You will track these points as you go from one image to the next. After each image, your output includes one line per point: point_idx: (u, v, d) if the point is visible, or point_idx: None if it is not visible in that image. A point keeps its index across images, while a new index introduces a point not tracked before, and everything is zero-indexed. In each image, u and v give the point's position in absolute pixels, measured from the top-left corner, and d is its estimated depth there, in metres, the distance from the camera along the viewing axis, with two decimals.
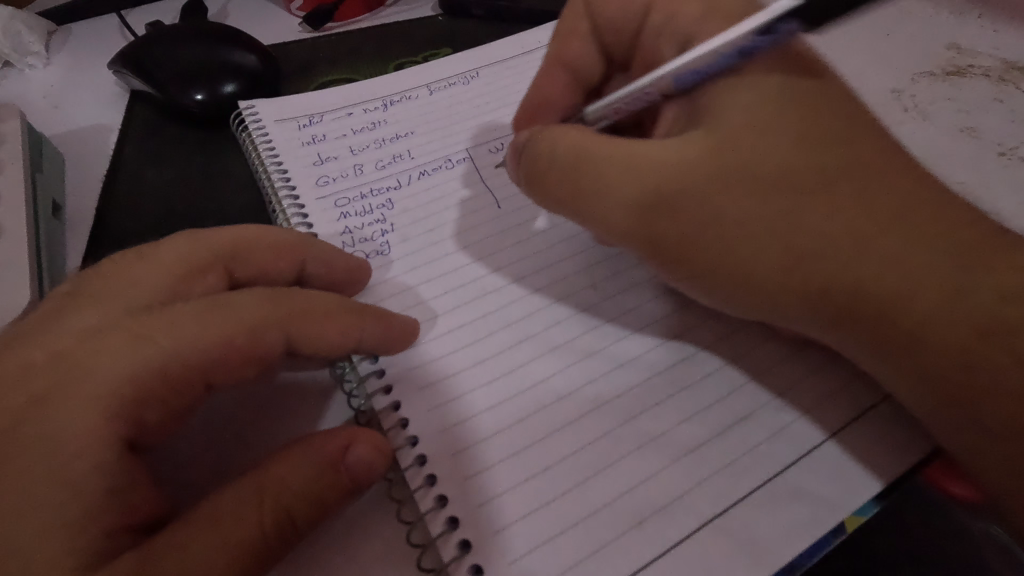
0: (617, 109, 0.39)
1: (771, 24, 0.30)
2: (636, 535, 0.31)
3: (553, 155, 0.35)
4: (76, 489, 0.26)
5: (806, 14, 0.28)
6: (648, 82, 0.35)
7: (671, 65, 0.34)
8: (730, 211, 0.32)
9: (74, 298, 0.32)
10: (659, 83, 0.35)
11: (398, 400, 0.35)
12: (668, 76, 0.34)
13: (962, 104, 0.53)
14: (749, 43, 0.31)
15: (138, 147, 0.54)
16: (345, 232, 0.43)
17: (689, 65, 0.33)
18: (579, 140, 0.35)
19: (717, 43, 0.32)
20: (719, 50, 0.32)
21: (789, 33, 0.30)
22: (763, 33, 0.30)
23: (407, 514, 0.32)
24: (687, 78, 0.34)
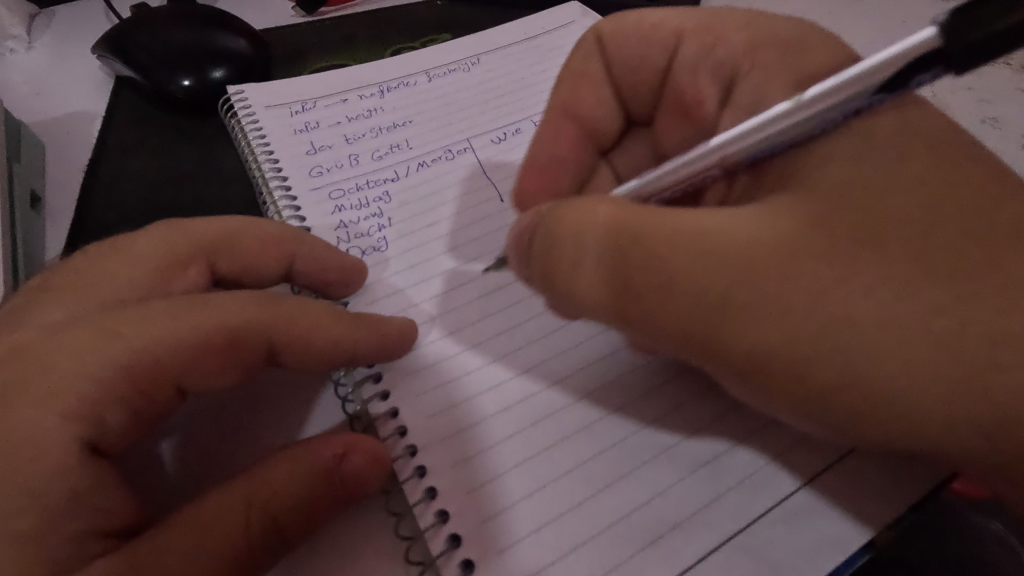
0: (664, 191, 0.32)
1: (901, 77, 0.24)
2: (653, 552, 0.29)
3: (585, 235, 0.27)
4: (42, 501, 0.24)
5: (949, 59, 0.23)
6: (712, 157, 0.30)
7: (744, 136, 0.28)
8: (820, 310, 0.25)
9: (41, 291, 0.30)
10: (725, 152, 0.29)
11: (397, 406, 0.32)
12: (743, 151, 0.29)
13: (983, 94, 0.51)
14: (867, 101, 0.26)
15: (122, 135, 0.51)
16: (339, 226, 0.41)
17: (763, 133, 0.28)
18: (616, 211, 0.27)
19: (830, 99, 0.26)
20: (828, 108, 0.27)
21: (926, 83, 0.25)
22: (885, 90, 0.25)
23: (406, 529, 0.30)
24: (765, 149, 0.29)
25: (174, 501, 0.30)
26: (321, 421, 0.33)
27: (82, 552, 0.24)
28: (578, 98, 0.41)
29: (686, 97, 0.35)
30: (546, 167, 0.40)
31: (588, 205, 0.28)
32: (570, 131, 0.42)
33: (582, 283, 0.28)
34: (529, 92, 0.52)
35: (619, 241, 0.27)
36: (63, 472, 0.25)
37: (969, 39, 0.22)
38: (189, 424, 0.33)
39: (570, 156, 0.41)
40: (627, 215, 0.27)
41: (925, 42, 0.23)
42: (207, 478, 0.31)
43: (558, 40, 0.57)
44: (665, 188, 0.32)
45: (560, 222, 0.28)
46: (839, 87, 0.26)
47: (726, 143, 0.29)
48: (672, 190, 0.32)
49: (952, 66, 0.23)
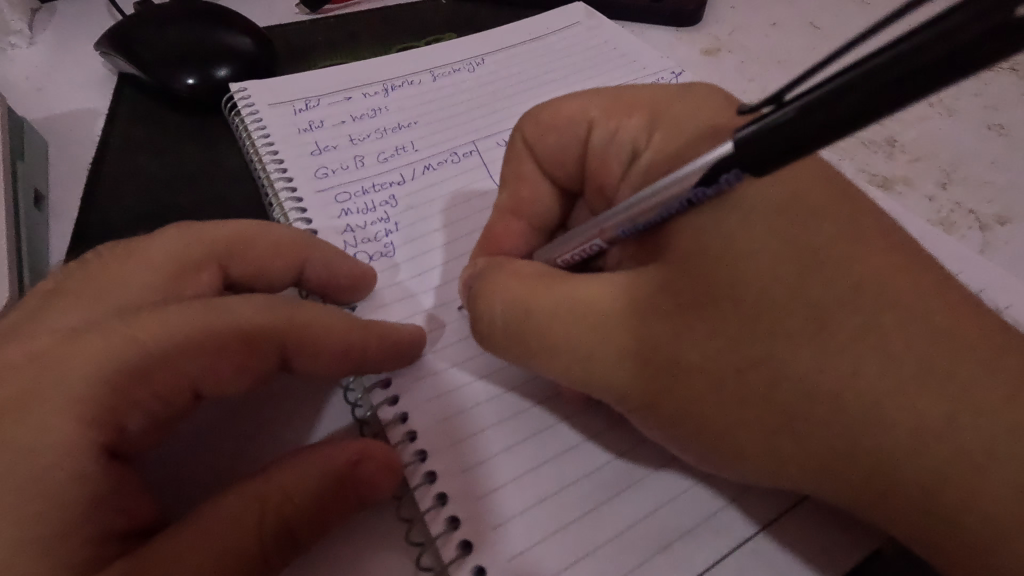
0: (568, 258, 0.33)
1: (710, 174, 0.24)
2: (664, 558, 0.29)
3: (507, 302, 0.30)
4: (59, 506, 0.24)
5: (745, 162, 0.22)
6: (594, 230, 0.30)
7: (614, 214, 0.28)
8: None
9: (54, 295, 0.30)
10: (603, 229, 0.29)
11: (405, 412, 0.32)
12: (614, 225, 0.29)
13: (990, 100, 0.51)
14: (691, 193, 0.25)
15: (126, 133, 0.51)
16: (346, 229, 0.41)
17: (630, 215, 0.28)
18: (529, 287, 0.29)
19: (654, 191, 0.26)
20: (660, 199, 0.26)
21: (733, 181, 0.24)
22: (705, 184, 0.24)
23: (416, 535, 0.30)
24: (633, 228, 0.28)
25: (186, 505, 0.30)
26: (330, 426, 0.33)
27: (99, 555, 0.24)
28: (538, 134, 0.35)
29: (621, 151, 0.32)
30: (512, 202, 0.37)
31: (507, 274, 0.31)
32: (533, 175, 0.37)
33: (511, 338, 0.30)
34: (534, 94, 0.52)
35: (527, 309, 0.29)
36: (80, 477, 0.25)
37: (761, 148, 0.21)
38: (199, 428, 0.33)
39: (533, 196, 0.37)
40: (551, 285, 0.29)
41: (722, 153, 0.23)
42: (219, 483, 0.31)
43: (564, 41, 0.57)
44: (567, 253, 0.32)
45: (488, 287, 0.31)
46: (668, 186, 0.25)
47: (603, 221, 0.29)
48: (578, 257, 0.32)
49: (746, 167, 0.22)
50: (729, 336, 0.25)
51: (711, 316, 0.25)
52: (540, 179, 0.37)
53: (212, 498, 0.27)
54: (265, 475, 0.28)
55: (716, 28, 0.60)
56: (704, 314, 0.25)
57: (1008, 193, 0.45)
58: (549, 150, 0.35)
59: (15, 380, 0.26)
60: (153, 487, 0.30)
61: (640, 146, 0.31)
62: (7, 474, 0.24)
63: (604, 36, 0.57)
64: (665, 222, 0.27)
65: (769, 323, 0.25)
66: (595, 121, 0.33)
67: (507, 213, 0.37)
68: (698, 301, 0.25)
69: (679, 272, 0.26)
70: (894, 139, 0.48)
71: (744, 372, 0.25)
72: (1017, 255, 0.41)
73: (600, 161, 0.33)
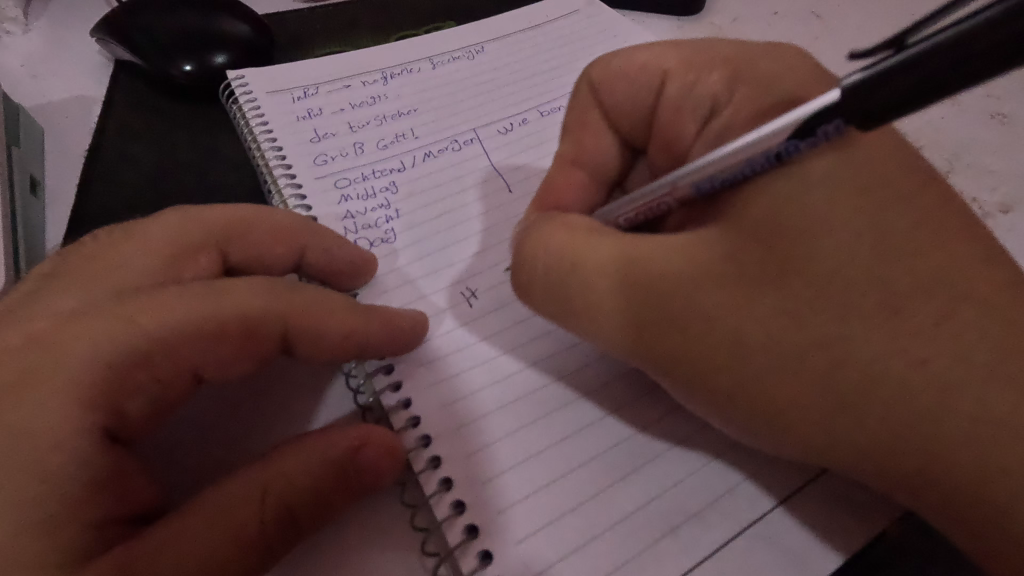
0: (629, 217, 0.32)
1: (810, 125, 0.24)
2: (671, 542, 0.29)
3: (552, 261, 0.30)
4: (58, 490, 0.24)
5: (852, 113, 0.23)
6: (665, 186, 0.29)
7: (692, 169, 0.27)
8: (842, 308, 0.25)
9: (52, 278, 0.29)
10: (674, 188, 0.29)
11: (409, 398, 0.32)
12: (690, 181, 0.28)
13: (993, 89, 0.51)
14: (783, 146, 0.25)
15: (121, 119, 0.50)
16: (346, 216, 0.41)
17: (710, 170, 0.27)
18: (577, 240, 0.29)
19: (745, 142, 0.25)
20: (746, 154, 0.25)
21: (832, 134, 0.24)
22: (801, 136, 0.24)
23: (421, 520, 0.30)
24: (709, 186, 0.27)
25: (188, 490, 0.30)
26: (332, 412, 0.33)
27: (99, 540, 0.24)
28: (607, 79, 0.35)
29: (699, 105, 0.32)
30: (573, 152, 0.37)
31: (562, 225, 0.30)
32: (596, 127, 0.37)
33: (556, 301, 0.30)
34: (535, 82, 0.51)
35: (571, 269, 0.29)
36: (80, 461, 0.24)
37: (875, 97, 0.22)
38: (201, 414, 0.32)
39: (594, 147, 0.37)
40: (597, 238, 0.29)
41: (827, 103, 0.23)
42: (222, 468, 0.31)
43: (564, 29, 0.56)
44: (631, 212, 0.32)
45: (536, 239, 0.31)
46: (757, 139, 0.25)
47: (677, 177, 0.28)
48: (641, 215, 0.32)
49: (852, 119, 0.23)
50: (784, 317, 0.25)
51: None
52: (604, 132, 0.37)
53: (215, 483, 0.27)
54: (267, 460, 0.27)
55: (718, 17, 0.60)
56: (757, 293, 0.25)
57: (1010, 181, 0.45)
58: (618, 98, 0.35)
59: (12, 364, 0.25)
60: (154, 473, 0.30)
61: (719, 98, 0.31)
62: (6, 458, 0.23)
63: (605, 24, 0.57)
64: (747, 180, 0.26)
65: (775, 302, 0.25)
66: (670, 73, 0.33)
67: (567, 162, 0.37)
68: (755, 285, 0.26)
69: (738, 250, 0.26)
70: (897, 128, 0.48)
71: (801, 347, 0.25)
72: (1019, 243, 0.41)
73: (673, 115, 0.33)
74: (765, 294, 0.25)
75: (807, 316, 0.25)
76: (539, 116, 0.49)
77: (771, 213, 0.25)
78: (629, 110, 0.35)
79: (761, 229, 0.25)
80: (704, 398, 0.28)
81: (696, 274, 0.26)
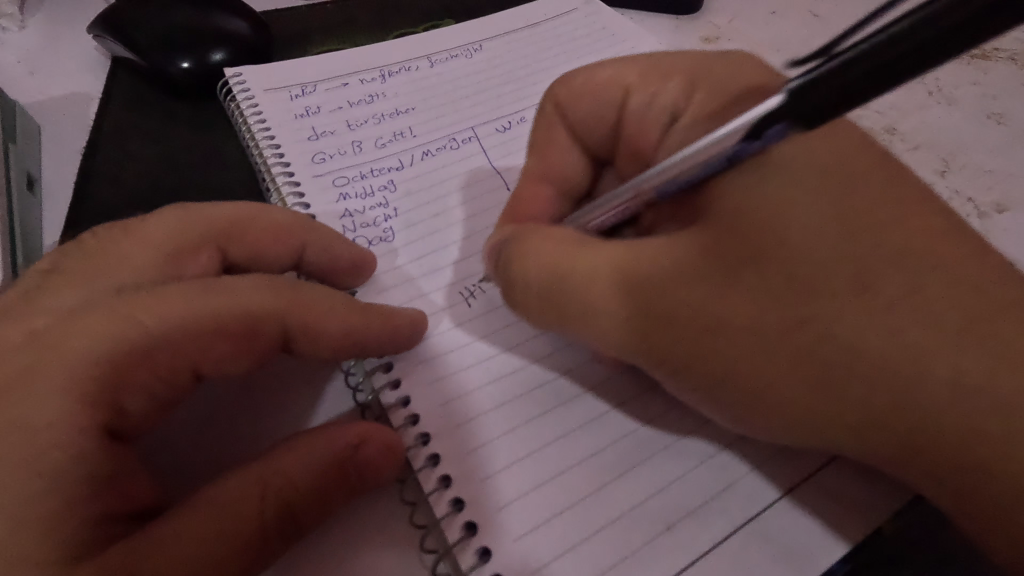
0: (601, 221, 0.33)
1: (756, 127, 0.24)
2: (670, 539, 0.29)
3: (536, 269, 0.30)
4: (59, 486, 0.24)
5: (791, 116, 0.23)
6: (629, 192, 0.30)
7: (653, 174, 0.28)
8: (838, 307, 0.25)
9: (51, 276, 0.30)
10: (639, 190, 0.29)
11: (408, 396, 0.32)
12: (653, 185, 0.28)
13: (988, 89, 0.51)
14: (735, 148, 0.25)
15: (118, 116, 0.50)
16: (345, 214, 0.41)
17: (669, 174, 0.27)
18: (561, 254, 0.30)
19: (697, 145, 0.26)
20: (703, 157, 0.26)
21: (778, 137, 0.24)
22: (750, 138, 0.25)
23: (420, 518, 0.30)
24: (673, 188, 0.28)
25: (187, 487, 0.30)
26: (331, 410, 0.33)
27: (99, 536, 0.24)
28: (571, 98, 0.36)
29: (659, 117, 0.33)
30: (540, 166, 0.37)
31: (543, 237, 0.31)
32: (561, 142, 0.37)
33: (546, 304, 0.30)
34: (534, 80, 0.51)
35: (558, 288, 0.29)
36: (80, 457, 0.24)
37: (814, 97, 0.22)
38: (200, 411, 0.32)
39: (560, 161, 0.37)
40: (582, 249, 0.29)
41: (771, 107, 0.23)
42: (221, 464, 0.31)
43: (563, 27, 0.56)
44: (602, 216, 0.32)
45: (521, 253, 0.31)
46: (712, 142, 0.25)
47: (640, 182, 0.29)
48: (612, 218, 0.32)
49: (795, 121, 0.23)
50: (759, 304, 0.26)
51: None
52: (567, 146, 0.37)
53: (214, 480, 0.27)
54: (267, 457, 0.27)
55: (716, 16, 0.60)
56: (749, 292, 0.26)
57: (1005, 181, 0.45)
58: (582, 113, 0.36)
59: (12, 360, 0.26)
60: (153, 470, 0.30)
61: (679, 108, 0.32)
62: (6, 454, 0.24)
63: (603, 23, 0.57)
64: (705, 181, 0.27)
65: None
66: (632, 87, 0.34)
67: (535, 177, 0.37)
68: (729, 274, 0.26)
69: (713, 242, 0.26)
70: (893, 128, 0.48)
71: (789, 344, 0.26)
72: (1014, 243, 0.41)
73: (639, 127, 0.34)
74: (737, 281, 0.26)
75: (778, 305, 0.26)
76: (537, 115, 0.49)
77: (740, 209, 0.26)
78: (597, 122, 0.36)
79: (727, 225, 0.26)
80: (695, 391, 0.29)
81: (676, 268, 0.27)
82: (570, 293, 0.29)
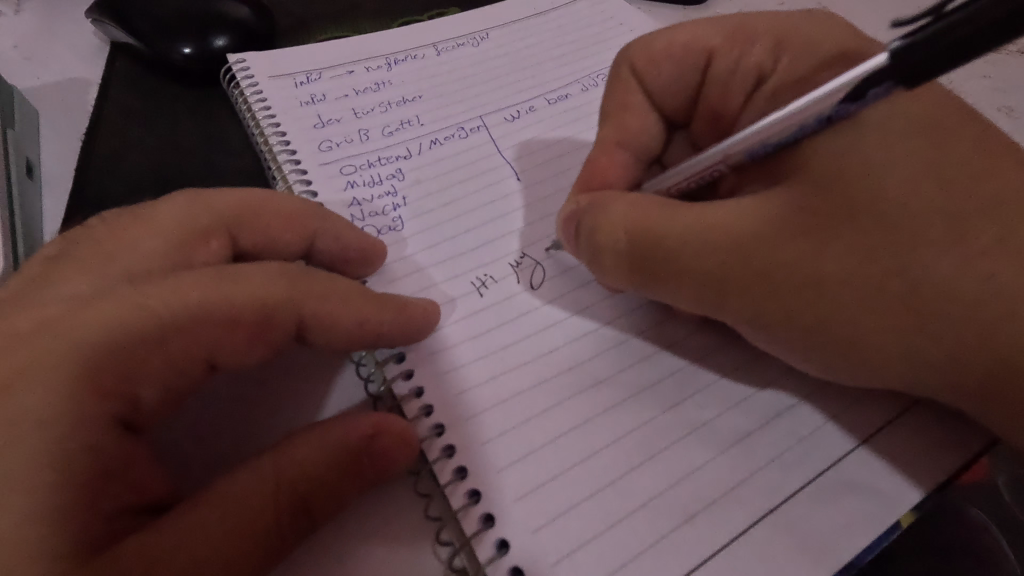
0: (683, 185, 0.34)
1: (859, 88, 0.25)
2: (690, 529, 0.29)
3: (627, 226, 0.31)
4: (70, 477, 0.23)
5: (903, 76, 0.24)
6: (717, 155, 0.31)
7: (742, 137, 0.29)
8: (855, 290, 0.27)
9: (60, 264, 0.29)
10: (726, 154, 0.31)
11: (421, 387, 0.32)
12: (742, 148, 0.30)
13: (998, 82, 0.51)
14: (834, 110, 0.26)
15: (118, 102, 0.49)
16: (353, 203, 0.40)
17: (760, 136, 0.29)
18: (640, 212, 0.31)
19: (790, 110, 0.27)
20: (797, 119, 0.27)
21: (881, 96, 0.25)
22: (851, 100, 0.26)
23: (435, 510, 0.30)
24: (761, 150, 0.29)
25: (199, 477, 0.29)
26: (342, 401, 0.33)
27: (111, 528, 0.24)
28: (649, 61, 0.38)
29: (746, 79, 0.35)
30: (617, 133, 0.38)
31: (620, 198, 0.32)
32: (638, 108, 0.39)
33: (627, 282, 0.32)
34: (542, 70, 0.51)
35: (651, 240, 0.30)
36: (91, 448, 0.24)
37: (923, 54, 0.23)
38: (210, 401, 0.32)
39: (637, 128, 0.38)
40: (670, 211, 0.30)
41: (875, 64, 0.24)
42: (234, 454, 0.30)
43: (571, 16, 0.56)
44: (683, 180, 0.34)
45: (601, 211, 0.32)
46: (809, 102, 0.27)
47: (728, 145, 0.30)
48: (694, 182, 0.34)
49: (902, 81, 0.24)
50: (860, 254, 0.27)
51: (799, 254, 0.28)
52: (645, 111, 0.39)
53: (227, 471, 0.27)
54: (281, 448, 0.27)
55: (725, 7, 0.60)
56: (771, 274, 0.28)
57: None
58: (662, 78, 0.38)
59: (20, 348, 0.25)
60: (163, 459, 0.30)
61: (766, 70, 0.35)
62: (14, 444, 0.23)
63: (612, 13, 0.56)
64: (800, 142, 0.28)
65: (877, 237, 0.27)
66: (716, 51, 0.36)
67: (610, 143, 0.38)
68: (830, 229, 0.27)
69: (810, 199, 0.28)
70: None
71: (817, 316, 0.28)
72: None
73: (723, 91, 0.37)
74: (837, 234, 0.27)
75: (876, 252, 0.27)
76: (546, 104, 0.48)
77: (844, 163, 0.27)
78: (676, 89, 0.38)
79: (831, 180, 0.28)
80: (774, 340, 0.31)
81: (774, 224, 0.28)
82: (660, 247, 0.30)
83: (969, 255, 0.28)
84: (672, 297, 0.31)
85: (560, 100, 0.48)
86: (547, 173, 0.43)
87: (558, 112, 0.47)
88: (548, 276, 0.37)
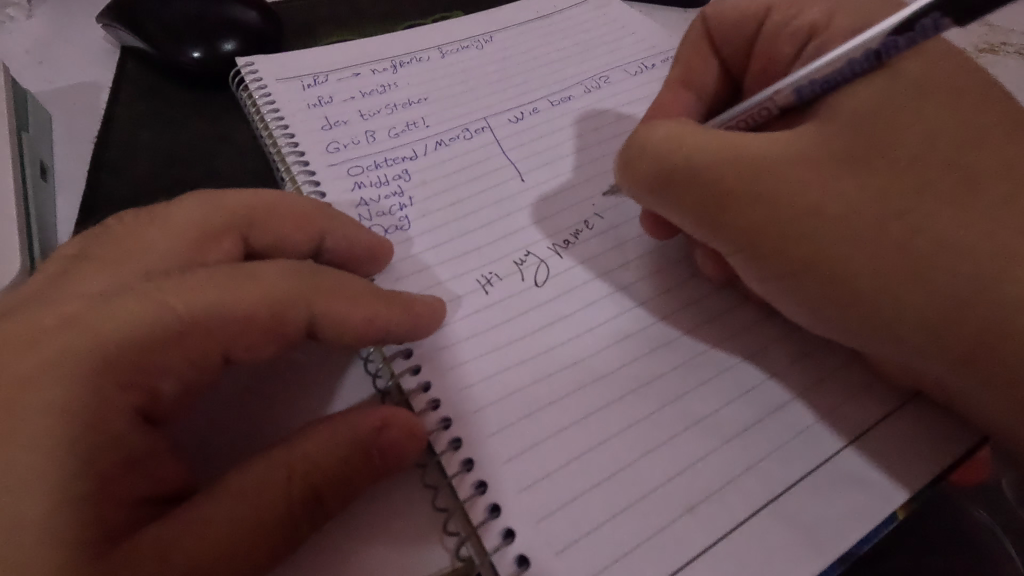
0: (732, 125, 0.36)
1: (909, 21, 0.29)
2: (690, 519, 0.30)
3: (658, 145, 0.33)
4: (93, 467, 0.24)
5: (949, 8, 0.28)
6: (768, 94, 0.34)
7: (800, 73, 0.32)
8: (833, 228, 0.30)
9: (81, 263, 0.30)
10: (778, 94, 0.33)
11: (429, 381, 0.32)
12: (793, 85, 0.32)
13: (995, 81, 0.52)
14: (883, 44, 0.30)
15: (129, 106, 0.50)
16: (361, 203, 0.41)
17: (811, 72, 0.32)
18: (677, 129, 0.33)
19: (846, 47, 0.31)
20: (852, 53, 0.31)
21: (929, 32, 0.29)
22: (899, 32, 0.29)
23: (442, 501, 0.31)
24: (809, 90, 0.32)
25: (214, 468, 0.30)
26: (350, 396, 0.34)
27: (130, 519, 0.24)
28: (719, 14, 0.40)
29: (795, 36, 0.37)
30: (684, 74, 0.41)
31: (664, 122, 0.34)
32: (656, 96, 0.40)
33: (643, 196, 0.35)
34: (545, 72, 0.51)
35: (677, 150, 0.32)
36: (114, 439, 0.25)
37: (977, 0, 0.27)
38: (221, 397, 0.33)
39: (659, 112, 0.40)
40: (711, 134, 0.33)
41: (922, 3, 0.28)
42: (247, 448, 0.31)
43: (574, 18, 0.57)
44: (732, 120, 0.36)
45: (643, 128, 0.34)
46: (865, 38, 0.30)
47: (782, 83, 0.33)
48: (743, 122, 0.36)
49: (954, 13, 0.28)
50: (873, 189, 0.29)
51: (820, 177, 0.30)
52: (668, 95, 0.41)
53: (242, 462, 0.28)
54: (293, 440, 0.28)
55: None
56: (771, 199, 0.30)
57: None
58: (722, 32, 0.40)
59: (44, 344, 0.26)
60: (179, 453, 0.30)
61: (820, 27, 0.36)
62: (39, 437, 0.24)
63: (614, 14, 0.57)
64: (845, 81, 0.31)
65: (904, 185, 0.29)
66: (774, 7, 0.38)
67: (676, 85, 0.41)
68: (846, 163, 0.30)
69: (837, 133, 0.30)
70: None
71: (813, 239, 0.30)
72: None
73: None
74: (851, 168, 0.30)
75: (886, 192, 0.29)
76: (550, 106, 0.49)
77: (873, 104, 0.30)
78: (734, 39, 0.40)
79: (864, 115, 0.30)
80: (770, 284, 0.32)
81: (796, 154, 0.30)
82: (681, 160, 0.32)
83: (974, 211, 0.28)
84: (676, 213, 0.34)
85: (564, 101, 0.49)
86: (550, 172, 0.44)
87: (562, 113, 0.48)
88: (553, 274, 0.38)
